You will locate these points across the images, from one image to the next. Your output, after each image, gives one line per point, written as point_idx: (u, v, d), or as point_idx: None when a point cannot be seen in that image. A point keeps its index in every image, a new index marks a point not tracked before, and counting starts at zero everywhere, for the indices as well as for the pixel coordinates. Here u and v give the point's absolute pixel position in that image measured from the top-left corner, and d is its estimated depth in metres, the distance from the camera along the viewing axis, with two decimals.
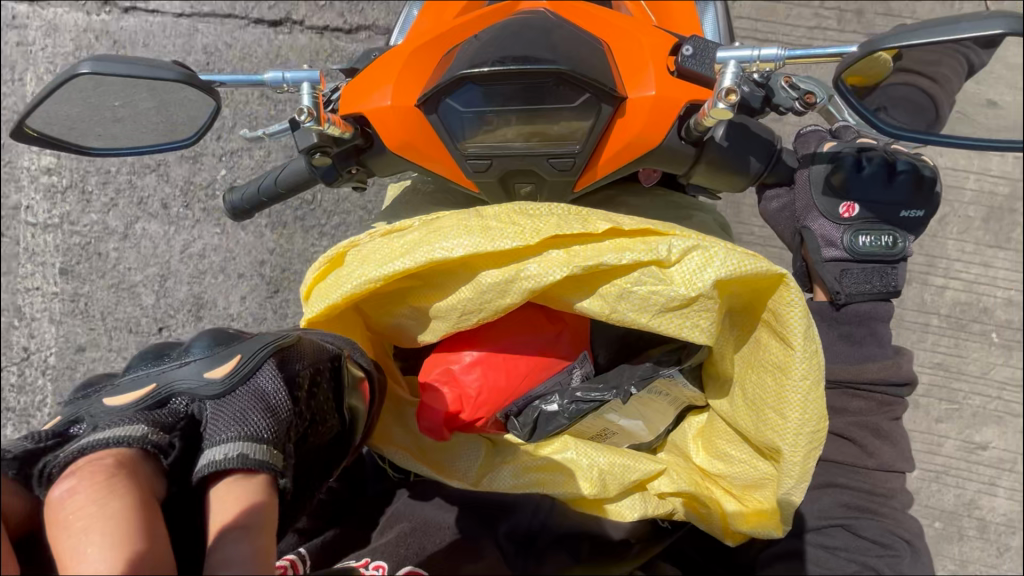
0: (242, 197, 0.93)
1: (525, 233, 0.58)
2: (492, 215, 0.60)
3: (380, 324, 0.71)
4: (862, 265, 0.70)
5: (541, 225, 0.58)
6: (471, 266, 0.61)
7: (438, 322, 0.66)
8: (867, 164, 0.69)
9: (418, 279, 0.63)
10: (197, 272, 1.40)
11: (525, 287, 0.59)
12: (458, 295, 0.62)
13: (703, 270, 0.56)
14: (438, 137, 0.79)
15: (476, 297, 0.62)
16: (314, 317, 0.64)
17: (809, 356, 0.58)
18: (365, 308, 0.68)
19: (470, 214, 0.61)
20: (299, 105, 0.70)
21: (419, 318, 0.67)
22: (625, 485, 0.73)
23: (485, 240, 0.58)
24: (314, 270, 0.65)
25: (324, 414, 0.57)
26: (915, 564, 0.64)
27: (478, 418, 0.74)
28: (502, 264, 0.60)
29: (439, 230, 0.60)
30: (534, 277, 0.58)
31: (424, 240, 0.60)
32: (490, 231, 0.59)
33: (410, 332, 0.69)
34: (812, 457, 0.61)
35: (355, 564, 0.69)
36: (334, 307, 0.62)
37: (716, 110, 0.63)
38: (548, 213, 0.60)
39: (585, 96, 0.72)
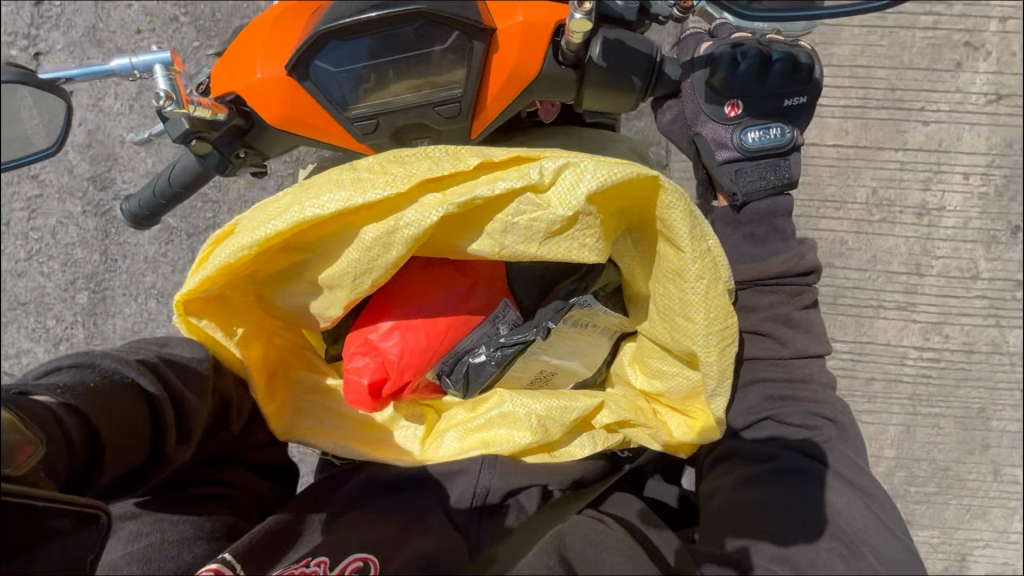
0: (140, 203, 0.89)
1: (396, 180, 0.57)
2: (365, 167, 0.60)
3: (282, 307, 0.69)
4: (754, 161, 0.72)
5: (411, 171, 0.58)
6: (352, 225, 0.60)
7: (334, 292, 0.64)
8: (743, 59, 0.69)
9: (305, 246, 0.62)
10: (132, 288, 1.38)
11: (405, 236, 0.58)
12: (345, 260, 0.61)
13: (577, 187, 0.54)
14: (318, 103, 0.75)
15: (363, 256, 0.60)
16: (191, 294, 0.61)
17: (700, 255, 0.57)
18: (261, 285, 0.66)
19: (343, 171, 0.61)
20: (156, 91, 0.67)
21: (318, 293, 0.66)
22: (566, 425, 0.71)
23: (354, 192, 0.57)
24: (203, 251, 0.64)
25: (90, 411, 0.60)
26: (840, 439, 0.68)
27: (405, 385, 0.70)
28: (381, 219, 0.59)
29: (312, 190, 0.60)
30: (413, 223, 0.57)
31: (298, 201, 0.59)
32: (363, 182, 0.58)
33: (309, 308, 0.67)
34: (724, 352, 0.60)
35: (296, 565, 0.67)
36: (217, 278, 0.61)
37: (575, 23, 0.63)
38: (422, 159, 0.60)
39: (455, 35, 0.69)
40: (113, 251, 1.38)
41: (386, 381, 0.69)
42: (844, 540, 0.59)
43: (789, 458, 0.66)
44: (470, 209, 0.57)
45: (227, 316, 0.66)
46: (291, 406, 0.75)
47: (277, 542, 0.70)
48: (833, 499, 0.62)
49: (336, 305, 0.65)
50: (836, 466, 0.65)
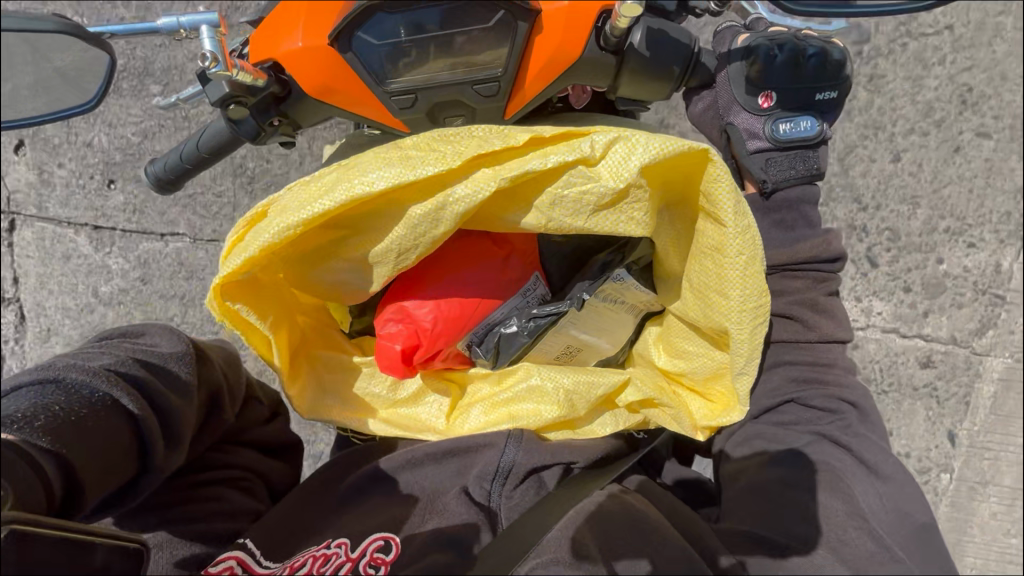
0: (166, 166, 0.88)
1: (446, 157, 0.58)
2: (411, 146, 0.61)
3: (316, 281, 0.69)
4: (784, 152, 0.76)
5: (462, 147, 0.59)
6: (399, 202, 0.61)
7: (377, 267, 0.65)
8: (780, 52, 0.72)
9: (346, 228, 0.63)
10: (133, 260, 1.34)
11: (455, 212, 0.59)
12: (393, 234, 0.62)
13: (628, 161, 0.56)
14: (358, 75, 0.76)
15: (410, 232, 0.61)
16: (229, 277, 0.61)
17: (741, 231, 0.59)
18: (295, 262, 0.67)
19: (389, 149, 0.61)
20: (201, 51, 0.67)
21: (358, 270, 0.67)
22: (592, 401, 0.74)
23: (406, 168, 0.58)
24: (233, 234, 0.63)
25: (79, 422, 0.61)
26: (864, 422, 0.71)
27: (435, 352, 0.72)
28: (430, 195, 0.60)
29: (359, 168, 0.60)
30: (465, 198, 0.58)
31: (346, 178, 0.60)
32: (412, 159, 0.58)
33: (347, 284, 0.69)
34: (757, 330, 0.63)
35: (316, 547, 0.71)
36: (255, 259, 0.60)
37: (626, 7, 0.64)
38: (468, 136, 0.60)
39: (499, 14, 0.69)
40: (114, 224, 1.34)
41: (418, 348, 0.70)
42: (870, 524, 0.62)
43: (812, 445, 0.70)
44: (522, 183, 0.59)
45: (260, 301, 0.66)
46: (313, 384, 0.78)
47: (293, 529, 0.74)
48: (852, 487, 0.65)
49: (377, 280, 0.66)
50: (858, 451, 0.68)
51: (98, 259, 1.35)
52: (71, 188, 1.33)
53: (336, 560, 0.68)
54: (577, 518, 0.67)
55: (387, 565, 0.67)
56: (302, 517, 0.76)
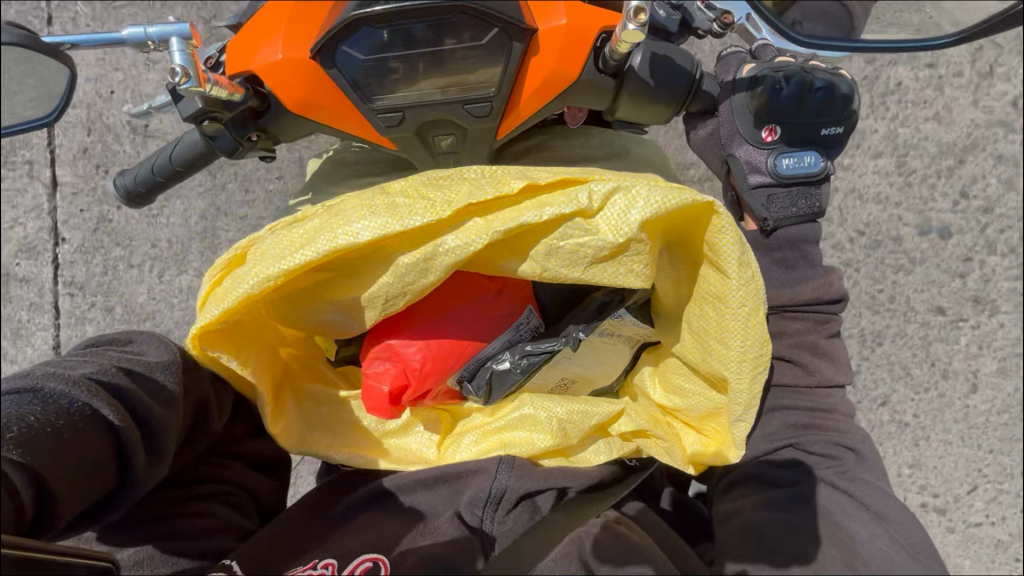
0: (136, 179, 0.83)
1: (436, 206, 0.54)
2: (398, 190, 0.57)
3: (301, 321, 0.66)
4: (786, 188, 0.73)
5: (451, 196, 0.55)
6: (387, 250, 0.57)
7: (364, 313, 0.61)
8: (786, 85, 0.70)
9: (331, 271, 0.60)
10: (113, 269, 1.30)
11: (446, 262, 0.55)
12: (379, 283, 0.58)
13: (628, 214, 0.53)
14: (340, 90, 0.71)
15: (398, 281, 0.58)
16: (207, 327, 0.58)
17: (744, 282, 0.56)
18: (277, 305, 0.63)
19: (375, 194, 0.57)
20: (171, 65, 0.62)
21: (343, 312, 0.63)
22: (586, 430, 0.72)
23: (392, 219, 0.54)
24: (211, 277, 0.60)
25: (55, 433, 0.58)
26: (863, 468, 0.69)
27: (425, 391, 0.69)
28: (418, 245, 0.56)
29: (342, 214, 0.56)
30: (455, 250, 0.54)
31: (328, 225, 0.56)
32: (399, 208, 0.55)
33: (333, 325, 0.65)
34: (756, 383, 0.60)
35: (302, 569, 0.70)
36: (232, 312, 0.57)
37: (628, 33, 0.60)
38: (459, 181, 0.57)
39: (493, 33, 0.66)
40: (95, 231, 1.30)
41: (406, 389, 0.66)
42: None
43: (815, 490, 0.67)
44: (516, 234, 0.55)
45: (239, 341, 0.63)
46: (299, 419, 0.75)
47: (275, 552, 0.73)
48: (852, 535, 0.63)
49: (364, 324, 0.63)
50: (858, 495, 0.66)
51: (79, 266, 1.31)
52: (51, 191, 1.29)
53: None
54: (576, 547, 0.68)
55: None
56: (289, 538, 0.75)
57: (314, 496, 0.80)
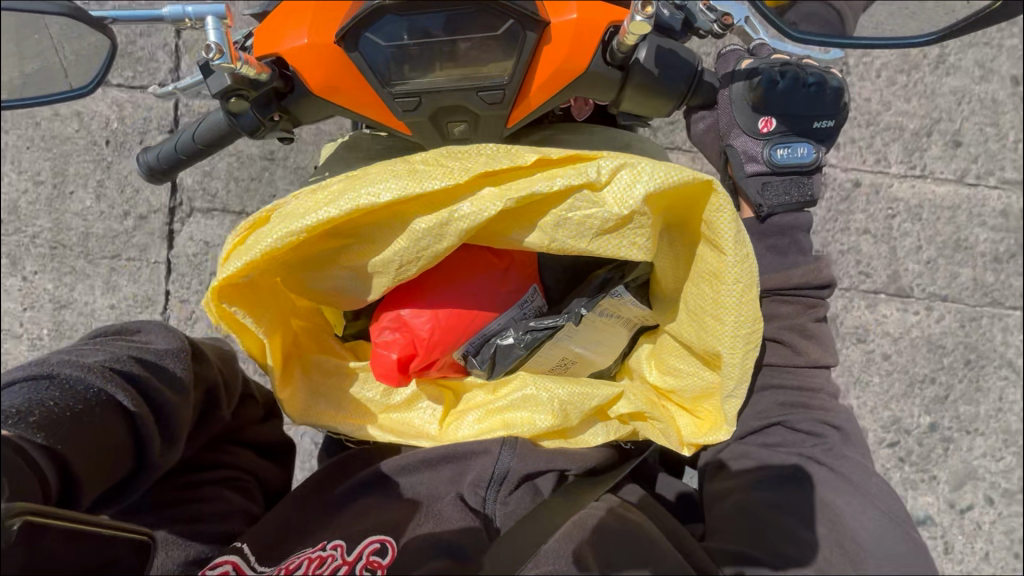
0: (159, 156, 0.87)
1: (454, 173, 0.58)
2: (419, 160, 0.61)
3: (314, 289, 0.69)
4: (781, 176, 0.77)
5: (469, 165, 0.59)
6: (403, 215, 0.61)
7: (376, 277, 0.65)
8: (782, 79, 0.73)
9: (346, 236, 0.63)
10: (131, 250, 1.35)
11: (459, 228, 0.59)
12: (393, 248, 0.62)
13: (634, 187, 0.56)
14: (362, 76, 0.75)
15: (412, 245, 0.61)
16: (227, 282, 0.61)
17: (740, 258, 0.60)
18: (293, 272, 0.66)
19: (397, 163, 0.61)
20: (206, 42, 0.66)
21: (356, 278, 0.67)
22: (586, 412, 0.75)
23: (412, 183, 0.58)
24: (233, 237, 0.63)
25: (76, 418, 0.61)
26: (846, 447, 0.72)
27: (431, 361, 0.73)
28: (434, 210, 0.60)
29: (364, 180, 0.60)
30: (469, 216, 0.58)
31: (350, 189, 0.59)
32: (420, 173, 0.59)
33: (345, 292, 0.68)
34: (750, 356, 0.64)
35: (313, 549, 0.73)
36: (253, 266, 0.60)
37: (636, 25, 0.63)
38: (476, 154, 0.60)
39: (508, 24, 0.69)
40: (114, 212, 1.34)
41: (414, 357, 0.71)
42: (854, 548, 0.64)
43: (800, 467, 0.71)
44: (527, 204, 0.59)
45: (256, 301, 0.66)
46: (305, 390, 0.78)
47: (287, 532, 0.77)
48: (837, 509, 0.66)
49: (375, 290, 0.66)
50: (843, 472, 0.70)
51: (96, 246, 1.35)
52: (74, 173, 1.34)
53: (331, 562, 0.70)
54: (576, 535, 0.69)
55: (382, 568, 0.69)
56: (293, 525, 0.78)
57: (311, 489, 0.82)
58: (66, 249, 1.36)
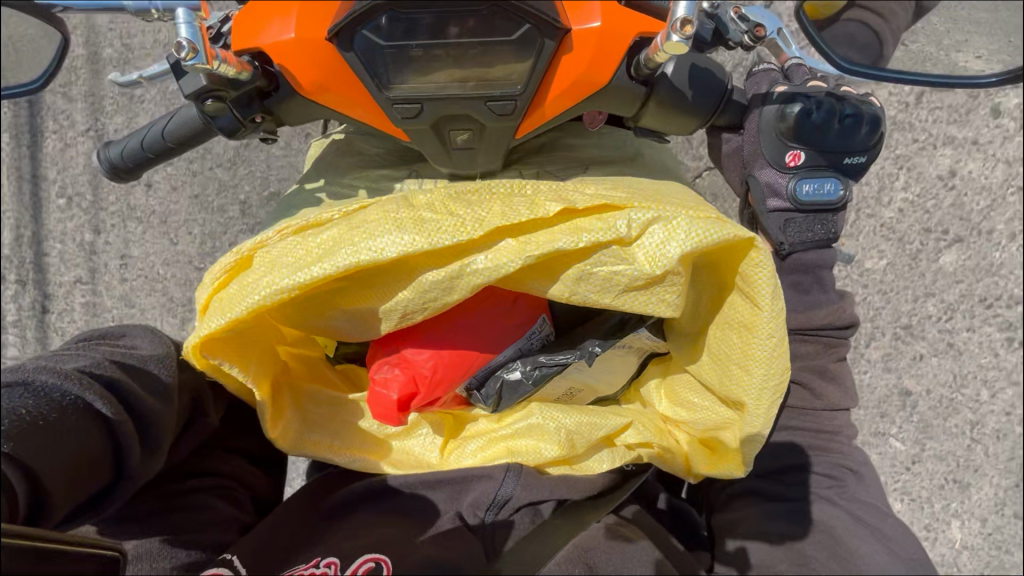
0: (124, 152, 0.78)
1: (466, 225, 0.52)
2: (425, 204, 0.54)
3: (306, 326, 0.63)
4: (805, 214, 0.73)
5: (483, 214, 0.52)
6: (408, 266, 0.55)
7: (378, 323, 0.59)
8: (817, 110, 0.67)
9: (345, 282, 0.57)
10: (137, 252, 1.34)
11: (471, 283, 0.53)
12: (397, 297, 0.56)
13: (667, 245, 0.52)
14: (358, 78, 0.67)
15: (419, 296, 0.55)
16: (210, 337, 0.55)
17: (774, 316, 0.57)
18: (285, 315, 0.60)
19: (399, 206, 0.54)
20: (176, 39, 0.57)
21: (352, 320, 0.61)
22: (592, 441, 0.72)
23: (420, 236, 0.51)
24: (210, 286, 0.56)
25: (48, 428, 0.55)
26: (863, 491, 0.71)
27: (434, 399, 0.67)
28: (444, 262, 0.54)
29: (363, 228, 0.53)
30: (485, 271, 0.52)
31: (348, 239, 0.52)
32: (427, 224, 0.52)
33: (342, 334, 0.63)
34: (774, 408, 0.61)
35: (304, 567, 0.69)
36: (238, 323, 0.54)
37: (671, 44, 0.57)
38: (490, 199, 0.54)
39: (524, 29, 0.62)
40: (119, 215, 1.33)
41: (415, 396, 0.65)
42: None
43: (811, 509, 0.69)
44: (548, 259, 0.54)
45: (243, 348, 0.60)
46: (297, 418, 0.72)
47: (281, 546, 0.72)
48: (850, 553, 0.65)
49: (377, 335, 0.61)
50: (856, 519, 0.68)
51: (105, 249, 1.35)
52: (80, 175, 1.33)
53: None
54: None
55: None
56: (285, 539, 0.73)
57: (300, 500, 0.78)
58: (75, 249, 1.36)
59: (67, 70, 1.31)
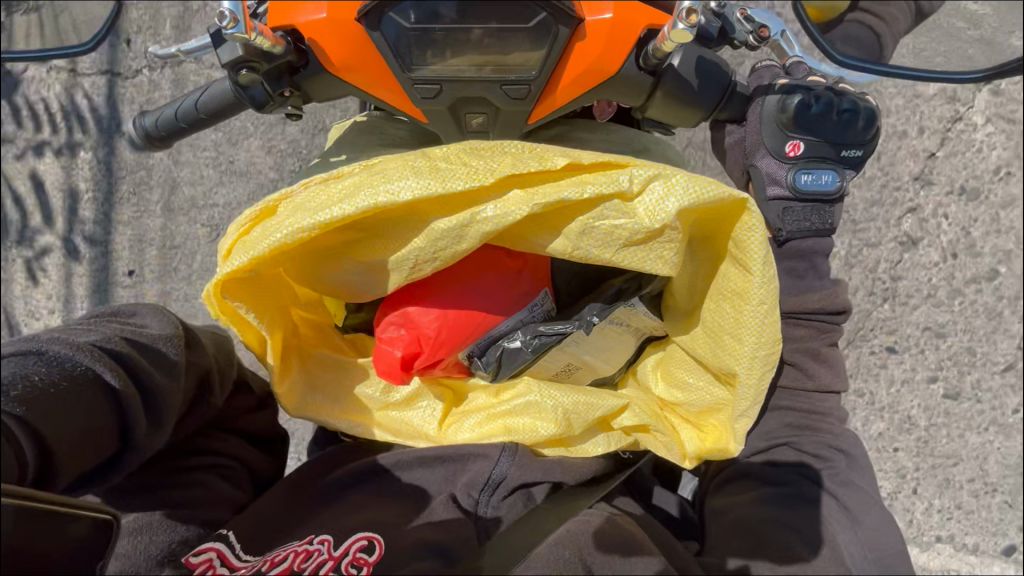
0: (157, 122, 0.82)
1: (478, 172, 0.56)
2: (441, 156, 0.59)
3: (320, 279, 0.66)
4: (803, 202, 0.76)
5: (494, 165, 0.57)
6: (421, 214, 0.58)
7: (389, 275, 0.63)
8: (816, 102, 0.71)
9: (362, 230, 0.61)
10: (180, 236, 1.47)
11: (481, 230, 0.57)
12: (410, 245, 0.59)
13: (665, 200, 0.55)
14: (384, 59, 0.71)
15: (430, 244, 0.59)
16: (234, 274, 0.59)
17: (766, 281, 0.59)
18: (302, 263, 0.64)
19: (417, 158, 0.58)
20: (219, 9, 0.62)
21: (364, 272, 0.64)
22: (589, 421, 0.74)
23: (434, 180, 0.55)
24: (238, 227, 0.61)
25: (58, 396, 0.57)
26: (852, 471, 0.73)
27: (436, 360, 0.71)
28: (455, 211, 0.57)
29: (382, 173, 0.58)
30: (494, 218, 0.56)
31: (368, 183, 0.57)
32: (442, 171, 0.56)
33: (354, 286, 0.66)
34: (766, 376, 0.64)
35: (298, 543, 0.70)
36: (260, 259, 0.58)
37: (676, 32, 0.61)
38: (501, 154, 0.58)
39: (540, 17, 0.67)
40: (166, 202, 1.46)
41: (418, 355, 0.69)
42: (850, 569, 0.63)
43: (799, 487, 0.72)
44: (553, 210, 0.57)
45: (261, 297, 0.64)
46: (302, 380, 0.76)
47: (277, 524, 0.75)
48: (836, 534, 0.67)
49: (387, 287, 0.64)
50: (844, 497, 0.70)
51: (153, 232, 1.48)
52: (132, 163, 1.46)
53: (318, 556, 0.68)
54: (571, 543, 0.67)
55: (370, 564, 0.67)
56: (287, 512, 0.77)
57: (295, 482, 0.81)
58: (125, 232, 1.49)
59: (123, 68, 1.44)
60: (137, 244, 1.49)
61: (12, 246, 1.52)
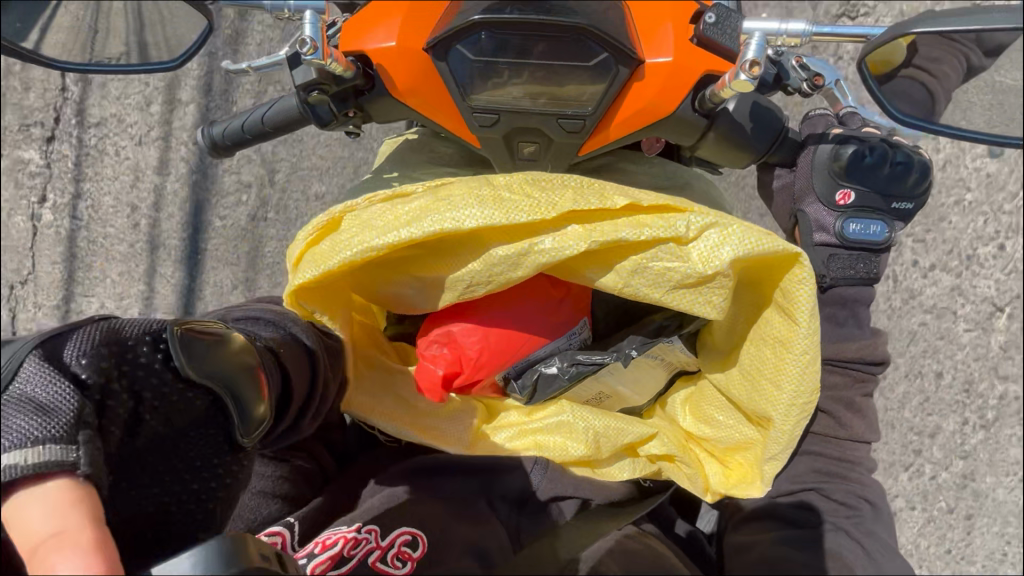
0: (225, 132, 0.87)
1: (540, 207, 0.58)
2: (504, 185, 0.60)
3: (376, 293, 0.69)
4: (849, 251, 0.77)
5: (556, 199, 0.59)
6: (482, 240, 0.61)
7: (443, 293, 0.65)
8: (870, 154, 0.72)
9: (422, 249, 0.63)
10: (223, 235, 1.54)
11: (537, 261, 0.59)
12: (467, 269, 0.62)
13: (720, 249, 0.56)
14: (445, 86, 0.74)
15: (486, 269, 0.61)
16: (301, 287, 0.62)
17: (810, 333, 0.60)
18: (362, 277, 0.67)
19: (481, 185, 0.60)
20: (301, 36, 0.65)
21: (419, 289, 0.67)
22: (617, 447, 0.75)
23: (498, 212, 0.58)
24: (305, 237, 0.63)
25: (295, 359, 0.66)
26: (878, 523, 0.73)
27: (474, 380, 0.73)
28: (516, 239, 0.60)
29: (448, 199, 0.60)
30: (551, 252, 0.58)
31: (434, 209, 0.59)
32: (505, 202, 0.58)
33: (407, 302, 0.69)
34: (800, 426, 0.65)
35: (347, 528, 0.74)
36: (327, 275, 0.61)
37: (738, 82, 0.63)
38: (561, 187, 0.60)
39: (603, 57, 0.69)
40: (211, 202, 1.53)
41: (458, 375, 0.71)
42: None
43: (825, 534, 0.72)
44: (609, 248, 0.59)
45: (328, 300, 0.66)
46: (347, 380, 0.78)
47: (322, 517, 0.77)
48: None
49: (439, 305, 0.66)
50: (869, 548, 0.70)
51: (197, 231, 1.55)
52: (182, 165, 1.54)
53: (366, 545, 0.73)
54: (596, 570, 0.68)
55: (413, 559, 0.72)
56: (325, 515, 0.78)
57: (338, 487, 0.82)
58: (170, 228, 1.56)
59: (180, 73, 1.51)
60: (180, 241, 1.56)
61: (62, 235, 1.60)
